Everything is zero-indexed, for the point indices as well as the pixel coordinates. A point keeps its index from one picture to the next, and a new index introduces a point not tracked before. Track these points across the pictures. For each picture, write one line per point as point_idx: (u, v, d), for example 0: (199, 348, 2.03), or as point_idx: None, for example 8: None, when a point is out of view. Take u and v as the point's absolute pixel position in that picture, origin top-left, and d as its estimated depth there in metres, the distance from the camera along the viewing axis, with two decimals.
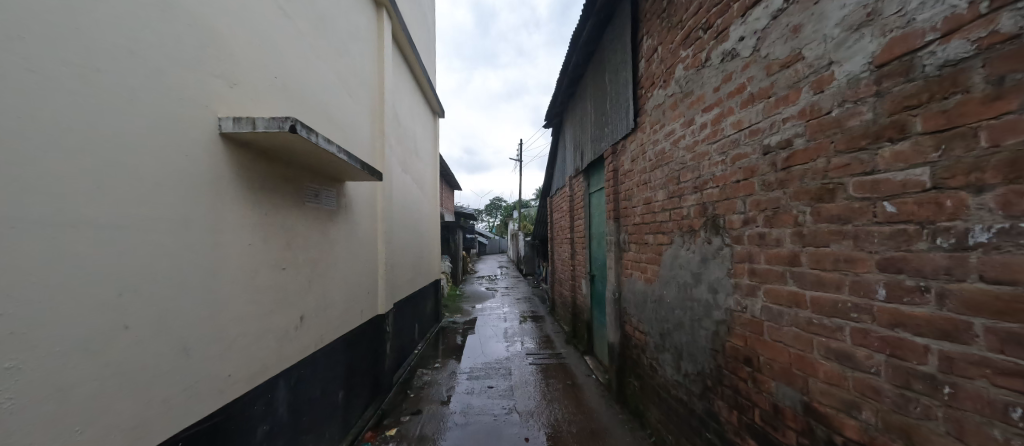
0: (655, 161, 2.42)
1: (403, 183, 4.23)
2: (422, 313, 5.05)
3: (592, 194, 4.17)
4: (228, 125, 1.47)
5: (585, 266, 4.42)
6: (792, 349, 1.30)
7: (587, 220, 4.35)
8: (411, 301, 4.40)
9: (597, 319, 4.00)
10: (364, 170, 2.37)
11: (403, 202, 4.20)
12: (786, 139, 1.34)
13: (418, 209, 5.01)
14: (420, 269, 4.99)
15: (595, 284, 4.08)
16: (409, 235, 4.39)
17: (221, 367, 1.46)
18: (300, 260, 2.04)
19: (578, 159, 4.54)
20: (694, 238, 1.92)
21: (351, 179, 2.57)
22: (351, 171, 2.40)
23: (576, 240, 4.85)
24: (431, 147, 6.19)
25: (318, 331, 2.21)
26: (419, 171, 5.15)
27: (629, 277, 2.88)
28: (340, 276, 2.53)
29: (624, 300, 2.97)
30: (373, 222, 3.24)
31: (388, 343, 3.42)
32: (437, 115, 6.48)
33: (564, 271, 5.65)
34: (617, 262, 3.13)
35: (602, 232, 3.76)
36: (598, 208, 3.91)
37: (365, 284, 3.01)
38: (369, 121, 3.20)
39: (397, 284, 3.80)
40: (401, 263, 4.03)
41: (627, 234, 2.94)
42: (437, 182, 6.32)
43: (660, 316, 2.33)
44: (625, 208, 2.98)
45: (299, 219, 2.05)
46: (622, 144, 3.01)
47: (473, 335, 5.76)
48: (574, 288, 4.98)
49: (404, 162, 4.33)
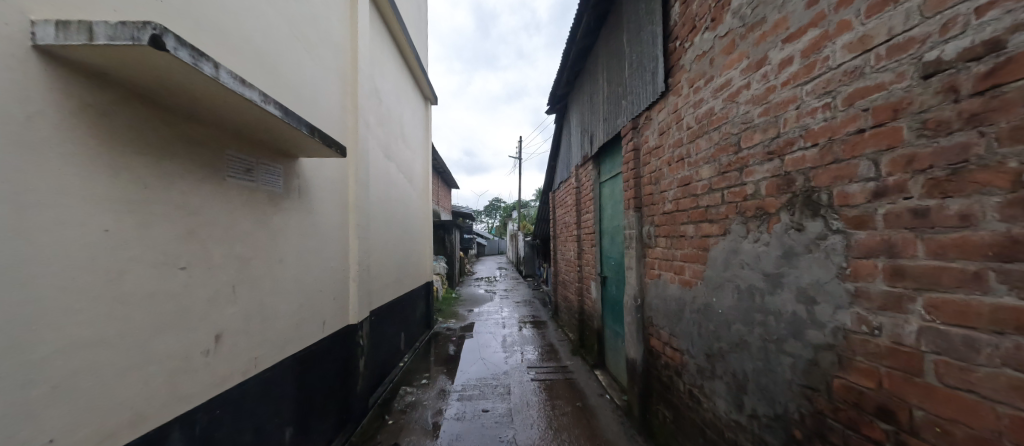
0: (697, 128, 1.85)
1: (385, 171, 3.65)
2: (409, 320, 4.47)
3: (604, 183, 3.60)
4: (48, 33, 0.89)
5: (594, 266, 3.84)
6: (1006, 409, 0.74)
7: (598, 214, 3.78)
8: (394, 307, 3.82)
9: (611, 327, 3.43)
10: (318, 139, 1.81)
11: (385, 193, 3.62)
12: (979, 43, 0.77)
13: (405, 203, 4.44)
14: (407, 270, 4.40)
15: (608, 287, 3.50)
16: (392, 232, 3.82)
17: (37, 432, 0.88)
18: (218, 257, 1.47)
19: (587, 144, 3.98)
20: (770, 224, 1.35)
21: (305, 154, 2.01)
22: (301, 142, 1.84)
23: (584, 236, 4.28)
24: (422, 136, 5.62)
25: (251, 352, 1.64)
26: (406, 161, 4.58)
27: (657, 280, 2.31)
28: (289, 279, 1.97)
29: (650, 308, 2.40)
30: (343, 213, 2.67)
31: (362, 359, 2.84)
32: (430, 101, 5.92)
33: (569, 273, 5.09)
34: (639, 261, 2.56)
35: (618, 226, 3.19)
36: (612, 198, 3.34)
37: (331, 287, 2.44)
38: (337, 91, 2.63)
39: (375, 288, 3.22)
40: (382, 262, 3.46)
41: (655, 225, 2.36)
42: (429, 175, 5.75)
43: (706, 331, 1.76)
44: (651, 194, 2.41)
45: (218, 200, 1.48)
46: (646, 115, 2.45)
47: (468, 343, 5.18)
48: (581, 291, 4.40)
49: (387, 147, 3.76)
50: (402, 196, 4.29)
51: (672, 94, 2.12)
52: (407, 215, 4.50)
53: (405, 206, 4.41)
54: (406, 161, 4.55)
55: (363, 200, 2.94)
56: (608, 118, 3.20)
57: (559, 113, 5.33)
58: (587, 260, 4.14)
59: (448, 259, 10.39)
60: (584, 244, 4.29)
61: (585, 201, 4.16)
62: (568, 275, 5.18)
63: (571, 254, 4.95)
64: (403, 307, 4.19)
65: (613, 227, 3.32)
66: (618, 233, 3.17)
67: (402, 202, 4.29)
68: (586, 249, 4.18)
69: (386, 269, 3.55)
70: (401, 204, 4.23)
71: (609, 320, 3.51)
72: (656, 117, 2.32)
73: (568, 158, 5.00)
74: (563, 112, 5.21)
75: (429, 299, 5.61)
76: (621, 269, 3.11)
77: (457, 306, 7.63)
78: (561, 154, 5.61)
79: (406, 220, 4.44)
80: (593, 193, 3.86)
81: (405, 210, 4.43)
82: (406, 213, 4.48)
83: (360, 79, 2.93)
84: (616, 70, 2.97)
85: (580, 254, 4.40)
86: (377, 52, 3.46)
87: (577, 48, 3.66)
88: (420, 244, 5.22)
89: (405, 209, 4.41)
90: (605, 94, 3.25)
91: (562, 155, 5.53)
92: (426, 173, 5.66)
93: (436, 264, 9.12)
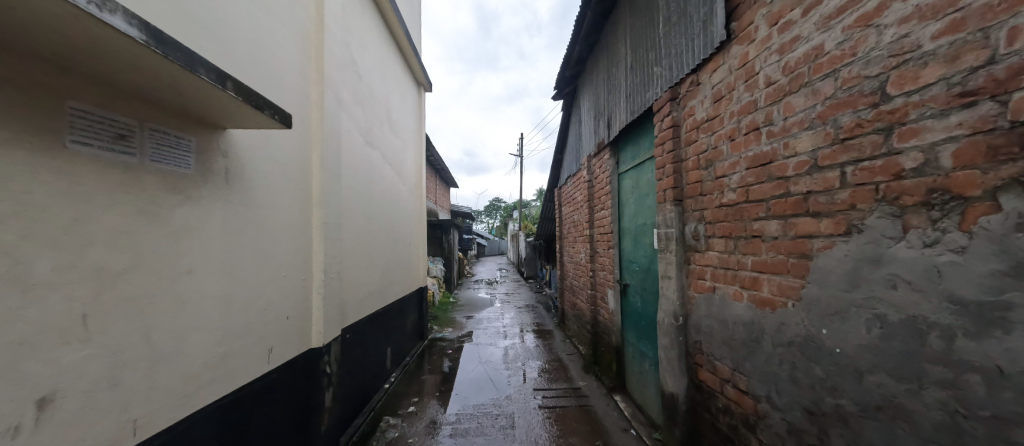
0: (788, 82, 1.28)
1: (365, 161, 3.09)
2: (397, 332, 3.89)
3: (626, 173, 3.01)
4: None
5: (612, 272, 3.27)
6: None
7: (617, 210, 3.21)
8: (377, 320, 3.25)
9: (634, 345, 2.87)
10: (240, 96, 1.23)
11: (365, 186, 3.05)
12: None
13: (392, 199, 3.88)
14: (394, 276, 3.83)
15: (631, 297, 2.93)
16: (375, 232, 3.25)
17: None
18: (55, 272, 0.91)
19: (603, 129, 3.40)
20: (966, 217, 0.79)
21: (233, 122, 1.44)
22: (219, 102, 1.26)
23: (597, 237, 3.70)
24: (415, 125, 5.03)
25: (131, 413, 1.08)
26: (394, 151, 4.01)
27: (711, 295, 1.74)
28: (213, 296, 1.42)
29: (699, 329, 1.84)
30: (303, 208, 2.10)
31: (330, 390, 2.28)
32: (423, 88, 5.33)
33: (579, 278, 4.52)
34: (681, 268, 1.99)
35: (646, 224, 2.61)
36: (638, 190, 2.76)
37: (283, 303, 1.88)
38: (295, 52, 2.06)
39: (350, 299, 2.65)
40: (361, 269, 2.90)
41: (706, 222, 1.79)
42: (422, 170, 5.18)
43: (809, 376, 1.19)
44: (701, 181, 1.84)
45: (53, 180, 0.91)
46: (693, 80, 1.87)
47: (466, 356, 4.61)
48: (594, 300, 3.83)
49: (367, 132, 3.18)
50: (388, 190, 3.71)
51: (737, 43, 1.54)
52: (394, 213, 3.92)
53: (392, 202, 3.85)
54: (393, 152, 3.98)
55: (332, 193, 2.36)
56: (633, 94, 2.64)
57: (567, 100, 4.76)
58: (601, 264, 3.57)
59: (446, 261, 9.81)
60: (597, 245, 3.71)
61: (601, 195, 3.58)
62: (578, 280, 4.61)
63: (581, 257, 4.39)
64: (389, 318, 3.62)
65: (639, 224, 2.75)
66: (647, 232, 2.59)
67: (388, 197, 3.71)
68: (600, 252, 3.61)
69: (366, 276, 2.99)
70: (386, 200, 3.65)
71: (631, 337, 2.93)
72: (709, 79, 1.74)
73: (578, 148, 4.43)
74: (572, 98, 4.64)
75: (423, 306, 5.03)
76: (651, 276, 2.53)
77: (454, 312, 7.05)
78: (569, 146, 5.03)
79: (393, 219, 3.86)
80: (610, 186, 3.28)
81: (392, 207, 3.86)
82: (394, 210, 3.91)
83: (328, 42, 2.36)
84: (646, 31, 2.40)
85: (593, 257, 3.84)
86: (353, 18, 2.89)
87: (593, 13, 3.07)
88: (411, 245, 4.65)
89: (392, 206, 3.84)
90: (629, 65, 2.68)
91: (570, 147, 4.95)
92: (418, 168, 5.09)
93: (432, 266, 8.54)
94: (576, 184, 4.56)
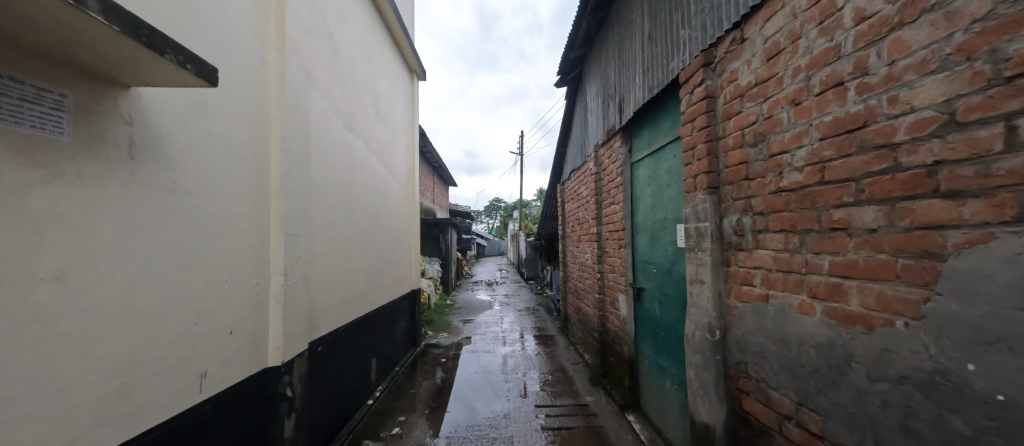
0: (899, 10, 0.89)
1: (344, 148, 2.71)
2: (384, 340, 3.51)
3: (641, 161, 2.64)
4: None
5: (623, 273, 2.89)
6: None
7: (630, 204, 2.83)
8: (359, 329, 2.87)
9: (652, 358, 2.49)
10: (134, 38, 0.85)
11: (343, 176, 2.68)
12: None
13: (379, 193, 3.50)
14: (381, 279, 3.46)
15: (647, 303, 2.56)
16: (356, 229, 2.88)
17: None
18: None
19: (613, 113, 3.02)
20: None
21: (139, 76, 1.06)
22: (106, 44, 0.87)
23: (606, 234, 3.33)
24: (407, 115, 4.66)
25: None
26: (381, 141, 3.63)
27: (761, 305, 1.37)
28: (110, 310, 1.06)
29: (743, 347, 1.47)
30: (258, 198, 1.74)
31: (294, 415, 1.91)
32: (416, 76, 4.95)
33: (585, 280, 4.14)
34: (717, 271, 1.62)
35: (668, 218, 2.23)
36: (657, 179, 2.38)
37: (227, 315, 1.52)
38: (247, 8, 1.68)
39: (323, 306, 2.28)
40: (338, 270, 2.53)
41: (754, 213, 1.42)
42: (414, 164, 4.80)
43: (937, 428, 0.83)
44: (747, 161, 1.46)
45: None
46: (739, 36, 1.49)
47: (461, 364, 4.23)
48: (602, 304, 3.45)
49: (347, 116, 2.80)
50: (373, 183, 3.34)
51: None
52: (381, 208, 3.55)
53: (378, 196, 3.47)
54: (380, 142, 3.60)
55: (297, 182, 1.99)
56: (652, 68, 2.27)
57: (572, 87, 4.38)
58: (611, 265, 3.20)
59: (443, 261, 9.41)
60: (606, 244, 3.33)
61: (610, 188, 3.21)
62: (584, 283, 4.23)
63: (587, 257, 4.01)
64: (374, 325, 3.24)
65: (658, 219, 2.37)
66: (669, 227, 2.21)
67: (373, 191, 3.33)
68: (609, 251, 3.23)
69: (344, 279, 2.62)
70: (371, 194, 3.28)
71: (647, 349, 2.56)
72: (762, 31, 1.37)
73: (583, 139, 4.05)
74: (577, 85, 4.26)
75: (415, 310, 4.65)
76: (674, 278, 2.15)
77: (450, 315, 6.66)
78: (574, 137, 4.65)
79: (379, 215, 3.49)
80: (622, 176, 2.90)
81: (379, 202, 3.48)
82: (380, 205, 3.53)
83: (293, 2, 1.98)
84: None
85: (601, 257, 3.46)
86: None
87: None
88: (402, 245, 4.27)
89: (378, 200, 3.46)
90: (648, 35, 2.30)
91: (575, 139, 4.57)
92: (410, 161, 4.71)
93: (428, 267, 8.16)
94: (582, 178, 4.19)
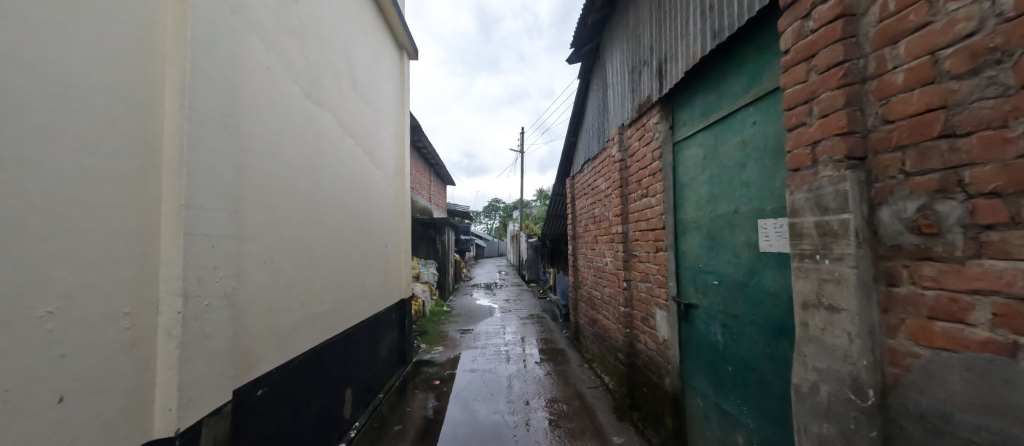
0: None
1: (305, 122, 2.08)
2: (363, 364, 2.87)
3: (693, 138, 2.01)
4: None
5: (663, 284, 2.26)
6: None
7: (673, 194, 2.21)
8: (325, 355, 2.24)
9: (711, 399, 1.87)
10: None
11: (303, 159, 2.04)
12: None
13: (359, 185, 2.86)
14: (359, 289, 2.83)
15: (703, 325, 1.93)
16: (323, 228, 2.25)
17: None
18: None
19: (648, 82, 2.39)
20: None
21: None
22: None
23: (635, 234, 2.69)
24: (396, 96, 4.03)
25: None
26: (361, 122, 2.99)
27: (995, 361, 0.75)
28: None
29: (943, 429, 0.85)
30: (141, 179, 1.11)
31: None
32: (409, 53, 4.33)
33: (604, 288, 3.51)
34: (868, 293, 1.00)
35: (743, 209, 1.60)
36: (722, 158, 1.75)
37: (68, 371, 0.90)
38: None
39: (264, 333, 1.65)
40: (290, 281, 1.88)
41: (972, 194, 0.80)
42: (404, 154, 4.15)
43: None
44: (951, 104, 0.83)
45: None
46: None
47: (458, 386, 3.59)
48: (630, 320, 2.82)
49: (311, 81, 2.17)
50: (348, 172, 2.69)
51: None
52: (361, 203, 2.91)
53: (356, 188, 2.83)
54: (359, 123, 2.95)
55: (218, 159, 1.36)
56: (720, 3, 1.63)
57: (587, 63, 3.74)
58: (642, 271, 2.56)
59: (439, 264, 8.76)
60: (635, 246, 2.70)
61: (642, 175, 2.57)
62: (602, 291, 3.59)
63: (608, 261, 3.37)
64: (349, 347, 2.61)
65: (723, 212, 1.74)
66: (746, 222, 1.59)
67: (349, 181, 2.70)
68: (640, 254, 2.59)
69: (302, 294, 1.99)
70: (347, 185, 2.64)
71: (703, 385, 1.93)
72: None
73: (603, 121, 3.41)
74: (594, 59, 3.62)
75: (405, 323, 4.01)
76: (756, 295, 1.52)
77: (446, 325, 6.00)
78: (588, 122, 4.01)
79: (358, 212, 2.85)
80: (661, 159, 2.28)
81: (357, 196, 2.84)
82: (360, 199, 2.89)
83: None
84: None
85: (629, 261, 2.83)
86: None
87: None
88: (389, 247, 3.62)
89: (356, 194, 2.82)
90: None
91: (590, 124, 3.93)
92: (399, 151, 4.06)
93: (422, 270, 7.51)
94: (600, 168, 3.55)
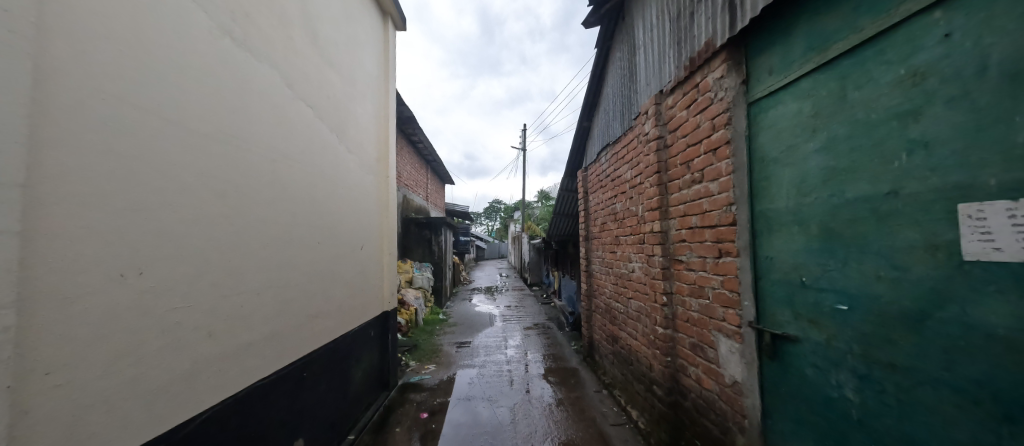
0: None
1: (218, 71, 1.43)
2: (325, 400, 2.21)
3: (791, 88, 1.35)
4: None
5: (732, 302, 1.60)
6: None
7: (748, 175, 1.55)
8: (257, 404, 1.58)
9: None
10: None
11: (212, 124, 1.39)
12: None
13: (318, 170, 2.21)
14: (320, 304, 2.18)
15: (813, 370, 1.26)
16: (253, 224, 1.60)
17: None
18: None
19: (706, 23, 1.74)
20: None
21: None
22: None
23: (679, 233, 2.04)
24: (378, 69, 3.39)
25: None
26: (326, 91, 2.34)
27: None
28: None
29: None
30: None
31: None
32: (394, 21, 3.68)
33: (629, 300, 2.85)
34: None
35: (915, 187, 0.94)
36: (858, 109, 1.09)
37: None
38: None
39: (118, 393, 1.01)
40: (184, 299, 1.23)
41: None
42: (389, 139, 3.51)
43: None
44: None
45: None
46: None
47: (450, 419, 2.92)
48: (672, 345, 2.15)
49: (234, 11, 1.52)
50: (302, 151, 2.04)
51: None
52: (323, 193, 2.26)
53: (316, 174, 2.18)
54: (324, 93, 2.31)
55: None
56: None
57: (607, 27, 3.09)
58: (693, 282, 1.91)
59: (436, 267, 8.08)
60: (679, 249, 2.04)
61: (692, 153, 1.91)
62: (626, 303, 2.92)
63: (636, 267, 2.71)
64: (301, 384, 1.95)
65: (862, 194, 1.08)
66: (920, 210, 0.93)
67: (304, 163, 2.05)
68: (689, 259, 1.93)
69: (209, 319, 1.34)
70: (299, 168, 1.99)
71: None
72: None
73: (630, 94, 2.75)
74: (616, 21, 2.97)
75: (388, 340, 3.34)
76: (954, 337, 0.86)
77: (440, 337, 5.33)
78: (607, 101, 3.35)
79: (318, 204, 2.20)
80: (728, 127, 1.62)
81: (317, 184, 2.20)
82: (321, 189, 2.24)
83: None
84: None
85: (670, 268, 2.17)
86: None
87: None
88: (366, 250, 2.97)
89: (315, 181, 2.17)
90: None
91: (609, 103, 3.28)
92: (382, 135, 3.42)
93: (416, 275, 6.82)
94: (626, 152, 2.89)
